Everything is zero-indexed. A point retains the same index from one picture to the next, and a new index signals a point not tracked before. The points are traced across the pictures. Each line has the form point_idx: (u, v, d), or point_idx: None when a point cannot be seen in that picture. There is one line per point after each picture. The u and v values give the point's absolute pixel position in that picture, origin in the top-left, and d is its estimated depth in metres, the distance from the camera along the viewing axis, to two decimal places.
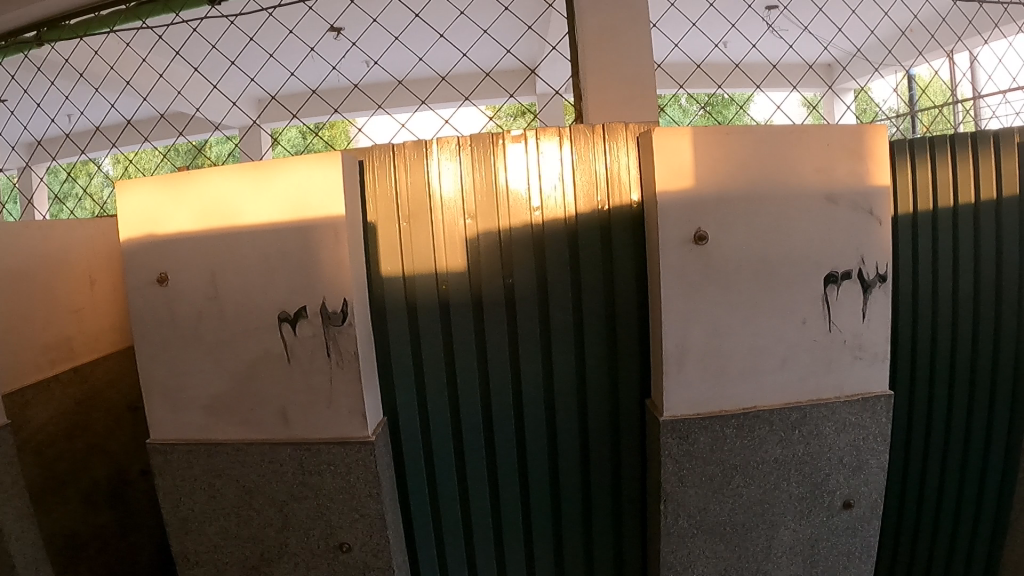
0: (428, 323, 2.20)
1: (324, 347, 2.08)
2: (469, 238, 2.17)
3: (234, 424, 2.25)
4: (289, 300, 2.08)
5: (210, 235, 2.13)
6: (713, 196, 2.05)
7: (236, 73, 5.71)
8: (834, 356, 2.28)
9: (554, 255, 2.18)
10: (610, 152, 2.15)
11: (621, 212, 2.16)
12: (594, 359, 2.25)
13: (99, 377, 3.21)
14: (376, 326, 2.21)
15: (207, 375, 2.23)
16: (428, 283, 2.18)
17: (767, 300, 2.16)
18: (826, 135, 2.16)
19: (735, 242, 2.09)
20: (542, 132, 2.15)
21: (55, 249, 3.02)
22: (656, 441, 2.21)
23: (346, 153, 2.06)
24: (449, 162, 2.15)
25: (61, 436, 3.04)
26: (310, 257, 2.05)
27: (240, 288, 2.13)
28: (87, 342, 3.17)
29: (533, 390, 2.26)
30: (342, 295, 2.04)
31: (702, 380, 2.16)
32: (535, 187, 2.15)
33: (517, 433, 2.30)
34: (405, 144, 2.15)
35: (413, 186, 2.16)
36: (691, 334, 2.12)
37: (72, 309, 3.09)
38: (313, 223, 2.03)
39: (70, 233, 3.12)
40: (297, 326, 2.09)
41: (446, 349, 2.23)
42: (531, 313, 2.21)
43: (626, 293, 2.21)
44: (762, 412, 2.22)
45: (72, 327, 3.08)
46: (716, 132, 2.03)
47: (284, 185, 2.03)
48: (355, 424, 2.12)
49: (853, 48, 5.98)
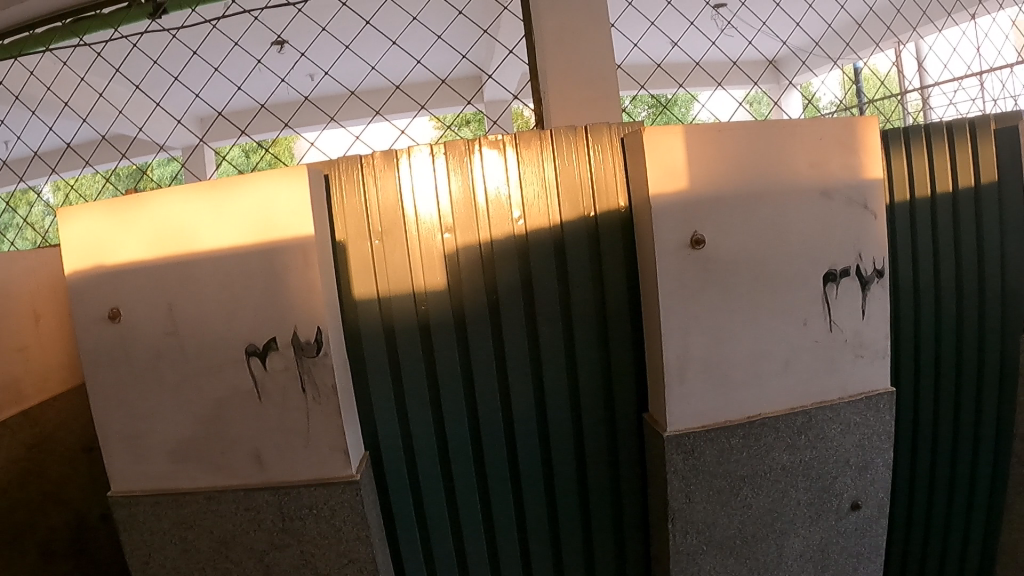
0: (410, 347, 2.03)
1: (298, 381, 1.90)
2: (448, 252, 2.00)
3: (203, 471, 2.06)
4: (257, 332, 1.90)
5: (166, 263, 1.94)
6: (707, 196, 1.93)
7: (183, 89, 5.44)
8: (836, 356, 2.19)
9: (540, 267, 2.02)
10: (594, 156, 2.01)
11: (609, 217, 2.03)
12: (589, 375, 2.11)
13: (52, 421, 2.96)
14: (353, 354, 2.04)
15: (170, 418, 2.04)
16: (407, 304, 2.01)
17: (767, 303, 2.05)
18: (816, 127, 2.06)
19: (734, 243, 1.98)
20: (521, 136, 1.99)
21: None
22: (660, 457, 2.08)
23: (311, 167, 1.88)
24: (423, 173, 1.98)
25: (14, 485, 2.85)
26: (277, 284, 1.86)
27: (201, 322, 1.94)
28: (37, 384, 2.92)
29: (526, 413, 2.11)
30: (315, 322, 1.86)
31: (705, 391, 2.04)
32: (517, 196, 2.00)
33: (511, 458, 2.15)
34: (374, 155, 1.97)
35: (386, 199, 1.98)
36: (692, 343, 2.00)
37: (17, 348, 2.84)
38: (279, 245, 1.84)
39: (12, 266, 2.87)
40: (267, 360, 1.90)
41: (430, 374, 2.06)
42: (519, 330, 2.06)
43: (619, 303, 2.07)
44: (768, 419, 2.11)
45: (19, 368, 2.83)
46: (706, 129, 1.91)
47: (246, 204, 1.85)
48: (336, 463, 1.94)
49: (810, 41, 5.99)
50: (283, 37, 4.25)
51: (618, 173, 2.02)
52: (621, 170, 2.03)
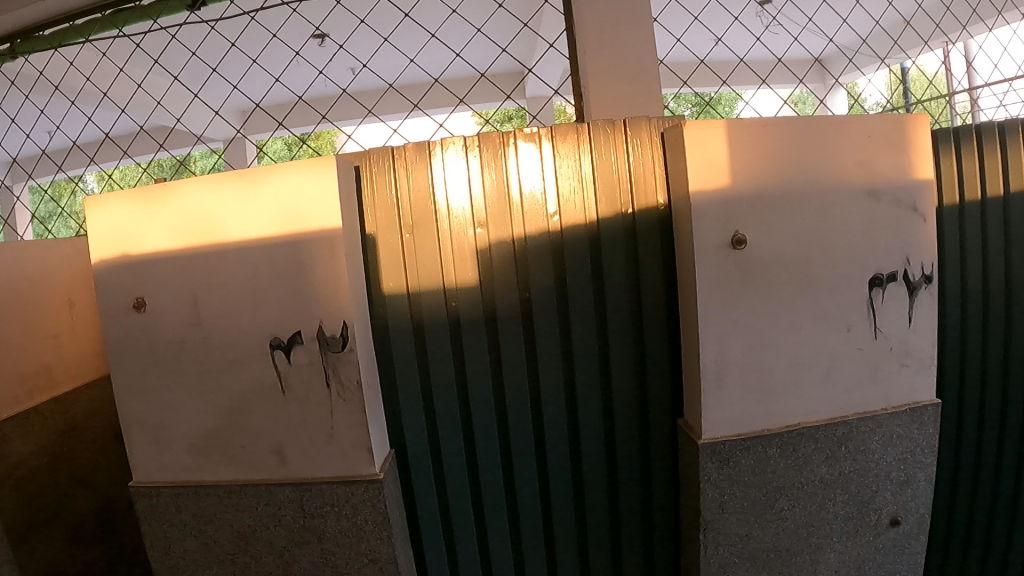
0: (438, 345, 1.97)
1: (323, 376, 1.86)
2: (480, 248, 1.93)
3: (225, 464, 2.03)
4: (283, 325, 1.86)
5: (194, 254, 1.91)
6: (750, 194, 1.84)
7: (219, 82, 5.47)
8: (880, 365, 2.09)
9: (575, 265, 1.95)
10: (633, 151, 1.93)
11: (647, 214, 1.95)
12: (621, 378, 2.04)
13: (83, 408, 2.99)
14: (379, 351, 1.99)
15: (193, 410, 2.02)
16: (436, 301, 1.95)
17: (811, 308, 1.96)
18: (865, 124, 1.97)
19: (777, 245, 1.89)
20: (557, 129, 1.92)
21: (29, 272, 2.80)
22: (693, 465, 2.00)
23: (342, 157, 1.82)
24: (455, 166, 1.91)
25: (43, 470, 2.85)
26: (303, 276, 1.82)
27: (228, 313, 1.91)
28: (69, 371, 2.94)
29: (556, 415, 2.05)
30: (341, 316, 1.81)
31: (742, 398, 1.96)
32: (553, 191, 1.92)
33: (538, 461, 2.09)
34: (405, 147, 1.91)
35: (416, 192, 1.92)
36: (730, 348, 1.91)
37: (51, 335, 2.86)
38: (306, 237, 1.80)
39: (47, 253, 2.89)
40: (292, 354, 1.87)
41: (459, 373, 2.00)
42: (551, 329, 1.98)
43: (654, 304, 1.99)
44: (807, 429, 2.03)
45: (52, 355, 2.85)
46: (750, 125, 1.83)
47: (275, 195, 1.81)
48: (360, 461, 1.90)
49: (855, 40, 5.81)
50: (318, 30, 4.23)
51: (657, 169, 1.94)
52: (660, 167, 1.94)
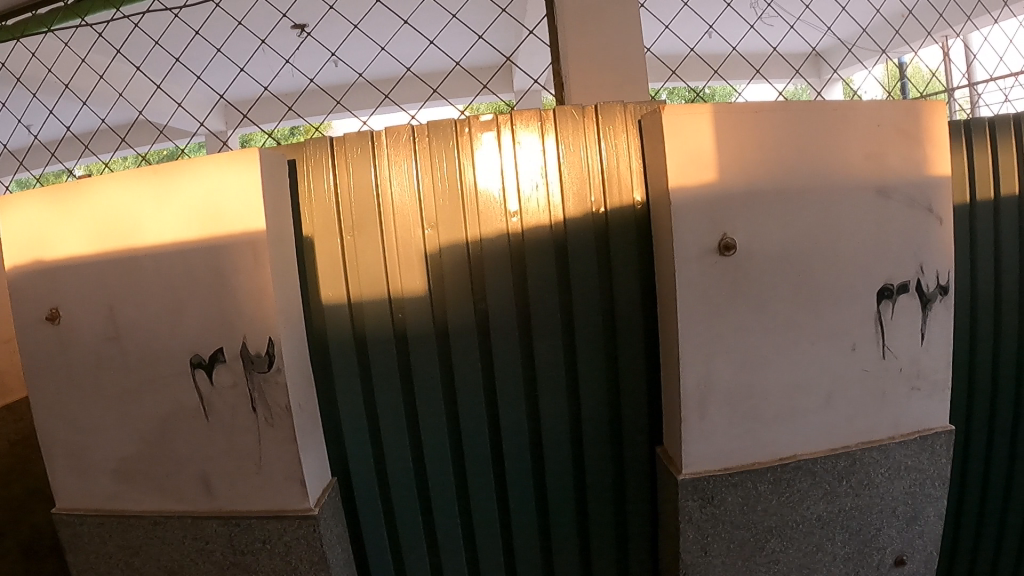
0: (383, 365, 1.73)
1: (248, 399, 1.61)
2: (430, 251, 1.67)
3: (148, 493, 1.79)
4: (202, 340, 1.61)
5: (105, 259, 1.66)
6: (742, 192, 1.60)
7: (192, 74, 5.20)
8: (889, 388, 1.88)
9: (538, 272, 1.68)
10: (607, 141, 1.66)
11: (621, 213, 1.67)
12: (594, 401, 1.79)
13: None
14: (319, 369, 1.75)
15: (114, 434, 1.78)
16: (381, 313, 1.70)
17: (811, 323, 1.73)
18: (873, 111, 1.74)
19: (772, 252, 1.64)
20: (519, 115, 1.64)
21: None
22: (673, 501, 1.76)
23: (269, 148, 1.56)
24: (400, 160, 1.65)
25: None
26: (222, 285, 1.56)
27: (144, 327, 1.66)
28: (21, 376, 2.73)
29: (519, 444, 1.81)
30: (266, 330, 1.56)
31: (731, 426, 1.71)
32: (513, 188, 1.65)
33: (499, 493, 1.85)
34: (344, 137, 1.66)
35: (358, 188, 1.66)
36: (717, 370, 1.66)
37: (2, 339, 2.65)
38: (225, 241, 1.54)
39: None
40: (213, 374, 1.62)
41: (408, 394, 1.76)
42: (512, 345, 1.73)
43: (632, 318, 1.74)
44: (803, 462, 1.81)
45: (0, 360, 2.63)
46: (742, 111, 1.59)
47: (191, 192, 1.55)
48: (291, 495, 1.65)
49: (859, 31, 5.56)
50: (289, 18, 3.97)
51: (635, 162, 1.67)
52: (639, 160, 1.67)
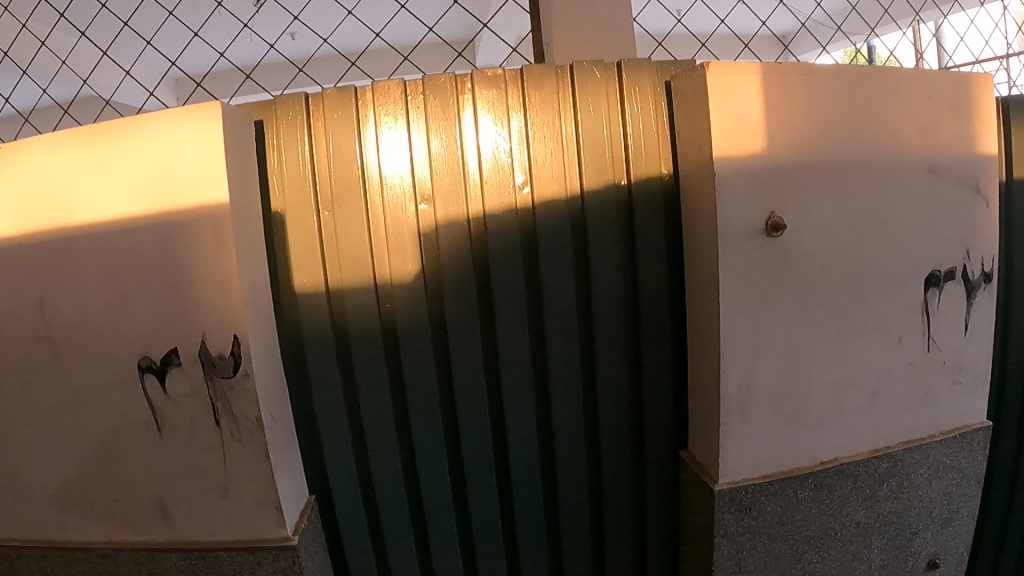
0: (369, 368, 1.45)
1: (211, 410, 1.33)
2: (425, 229, 1.41)
3: (94, 521, 1.52)
4: (151, 339, 1.33)
5: (33, 240, 1.36)
6: (788, 165, 1.39)
7: (146, 49, 4.81)
8: (932, 384, 1.69)
9: (552, 252, 1.44)
10: (629, 102, 1.44)
11: (647, 186, 1.45)
12: (613, 403, 1.57)
13: None
14: (293, 375, 1.46)
15: (50, 452, 1.49)
16: (367, 305, 1.41)
17: (856, 314, 1.53)
18: (924, 81, 1.55)
19: (818, 234, 1.44)
20: (529, 70, 1.41)
21: None
22: (705, 515, 1.55)
23: (233, 105, 1.28)
24: (391, 122, 1.39)
25: None
26: (174, 271, 1.27)
27: (83, 325, 1.37)
28: None
29: (527, 453, 1.57)
30: (231, 327, 1.26)
31: (770, 430, 1.51)
32: (522, 155, 1.41)
33: (504, 509, 1.61)
34: (323, 94, 1.39)
35: (341, 155, 1.39)
36: (759, 368, 1.45)
37: None
38: (178, 217, 1.25)
39: None
40: (168, 381, 1.34)
41: (399, 401, 1.49)
42: (521, 339, 1.49)
43: (658, 309, 1.52)
44: (846, 466, 1.61)
45: None
46: (788, 73, 1.39)
47: (136, 157, 1.26)
48: (265, 522, 1.39)
49: (842, 15, 5.43)
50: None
51: (661, 129, 1.45)
52: (666, 125, 1.46)
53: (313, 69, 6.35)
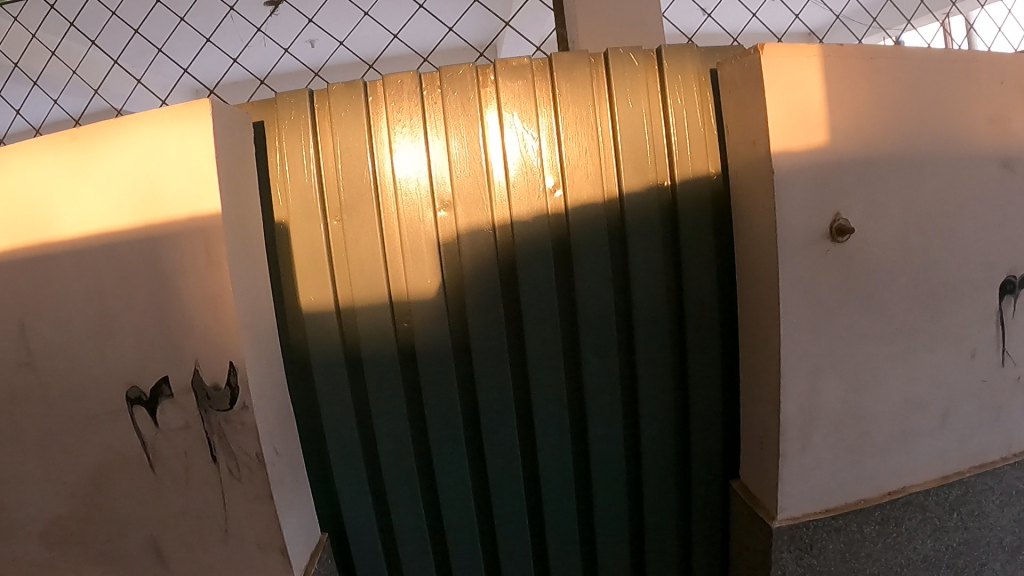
0: (386, 392, 1.29)
1: (209, 446, 1.18)
2: (445, 239, 1.24)
3: (84, 564, 1.37)
4: (139, 365, 1.18)
5: (13, 257, 1.22)
6: (853, 160, 1.22)
7: (156, 57, 4.71)
8: (1007, 402, 1.52)
9: (589, 262, 1.27)
10: (672, 93, 1.28)
11: (694, 187, 1.29)
12: (657, 429, 1.40)
13: None
14: (300, 401, 1.31)
15: (34, 489, 1.35)
16: (381, 322, 1.25)
17: (926, 327, 1.36)
18: (997, 64, 1.38)
19: (886, 237, 1.27)
20: (559, 58, 1.25)
21: None
22: (760, 553, 1.38)
23: (226, 102, 1.13)
24: (405, 120, 1.23)
25: None
26: (162, 289, 1.12)
27: (67, 351, 1.23)
28: None
29: (562, 483, 1.40)
30: (225, 353, 1.10)
31: (833, 459, 1.34)
32: (553, 154, 1.25)
33: (535, 546, 1.44)
34: (328, 89, 1.23)
35: (350, 156, 1.22)
36: (821, 390, 1.28)
37: None
38: (164, 230, 1.09)
39: None
40: (160, 414, 1.20)
41: (417, 430, 1.33)
42: (553, 361, 1.32)
43: (706, 325, 1.35)
44: (915, 496, 1.44)
45: None
46: (851, 57, 1.23)
47: (122, 164, 1.12)
48: (270, 568, 1.24)
49: (869, 10, 5.25)
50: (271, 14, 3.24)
51: (707, 123, 1.29)
52: (713, 118, 1.30)
53: (327, 75, 6.25)
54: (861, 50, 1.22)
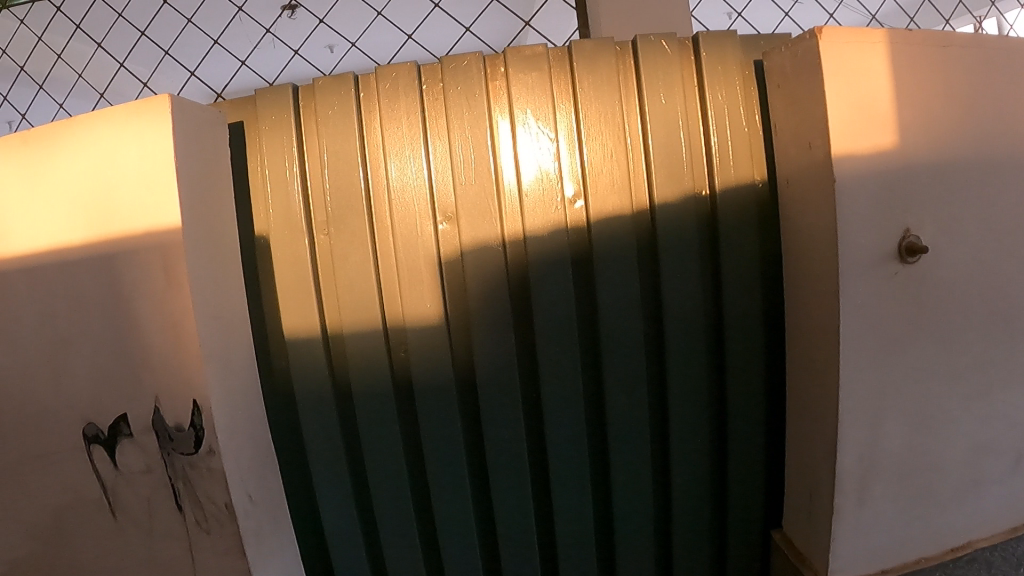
0: (379, 433, 1.10)
1: (173, 493, 1.02)
2: (447, 255, 1.07)
3: None
4: (95, 400, 1.03)
5: None
6: (926, 165, 1.04)
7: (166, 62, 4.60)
8: None
9: (615, 283, 1.07)
10: (711, 88, 1.11)
11: (737, 196, 1.11)
12: (693, 475, 1.20)
13: None
14: (280, 442, 1.13)
15: None
16: (373, 350, 1.08)
17: (1005, 361, 1.17)
18: None
19: (962, 257, 1.09)
20: (580, 47, 1.08)
21: None
22: None
23: (193, 99, 0.97)
24: (401, 117, 1.06)
25: None
26: (117, 314, 0.96)
27: (14, 382, 1.07)
28: None
29: (581, 541, 1.18)
30: (188, 389, 0.94)
31: (897, 514, 1.14)
32: (574, 158, 1.07)
33: None
34: (314, 85, 1.08)
35: (339, 160, 1.06)
36: (886, 435, 1.09)
37: None
38: (122, 246, 0.94)
39: None
40: (120, 453, 1.04)
41: (415, 475, 1.14)
42: (573, 398, 1.11)
43: (750, 355, 1.16)
44: (980, 552, 1.21)
45: None
46: (921, 43, 1.05)
47: (76, 168, 0.96)
48: None
49: None
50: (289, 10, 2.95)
51: (751, 124, 1.12)
52: (758, 118, 1.13)
53: None
54: (930, 36, 1.05)
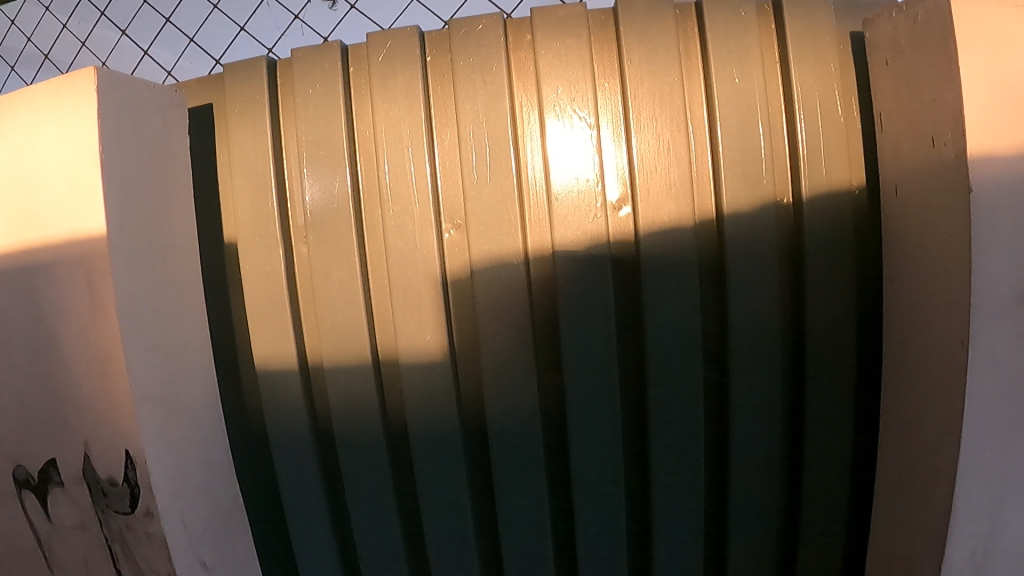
0: (367, 489, 0.89)
1: (110, 555, 0.83)
2: (456, 271, 0.85)
3: None
4: (23, 440, 0.85)
5: None
6: None
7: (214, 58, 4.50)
8: None
9: (670, 314, 0.83)
10: (797, 66, 0.86)
11: (830, 203, 0.86)
12: (759, 553, 0.95)
13: None
14: (249, 492, 0.93)
15: None
16: (360, 388, 0.86)
17: None
18: None
19: None
20: (631, 9, 0.84)
21: None
22: None
23: (131, 74, 0.78)
24: (399, 96, 0.84)
25: None
26: (43, 340, 0.80)
27: None
28: None
29: None
30: (118, 438, 0.76)
31: None
32: (619, 151, 0.84)
33: None
34: (292, 58, 0.88)
35: (320, 151, 0.85)
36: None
37: None
38: (52, 255, 0.77)
39: None
40: (50, 503, 0.85)
41: (410, 543, 0.92)
42: (610, 459, 0.86)
43: (841, 408, 0.90)
44: None
45: None
46: None
47: (5, 158, 0.80)
48: None
49: None
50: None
51: (848, 117, 0.88)
52: (857, 110, 0.88)
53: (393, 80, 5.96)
54: None
